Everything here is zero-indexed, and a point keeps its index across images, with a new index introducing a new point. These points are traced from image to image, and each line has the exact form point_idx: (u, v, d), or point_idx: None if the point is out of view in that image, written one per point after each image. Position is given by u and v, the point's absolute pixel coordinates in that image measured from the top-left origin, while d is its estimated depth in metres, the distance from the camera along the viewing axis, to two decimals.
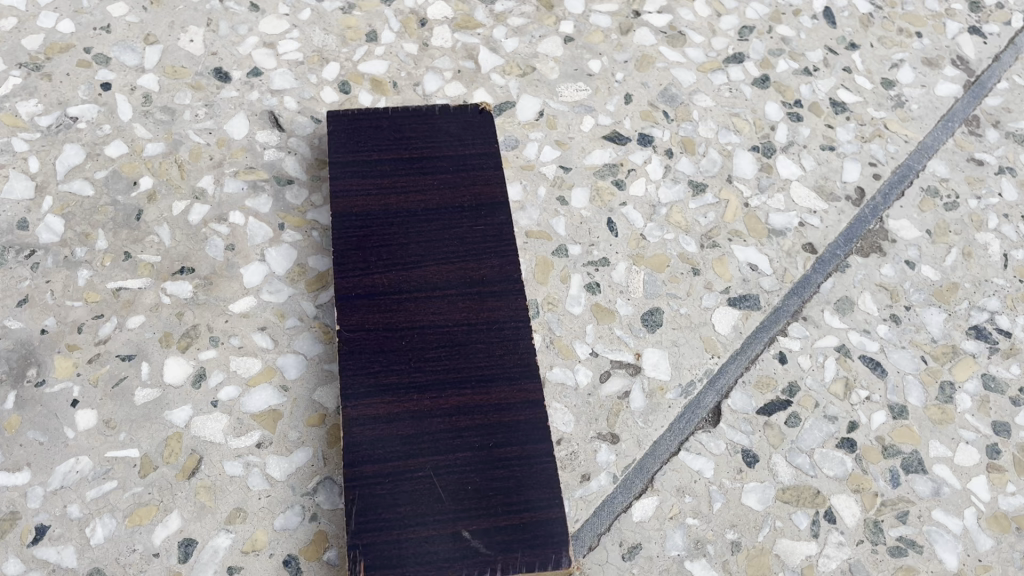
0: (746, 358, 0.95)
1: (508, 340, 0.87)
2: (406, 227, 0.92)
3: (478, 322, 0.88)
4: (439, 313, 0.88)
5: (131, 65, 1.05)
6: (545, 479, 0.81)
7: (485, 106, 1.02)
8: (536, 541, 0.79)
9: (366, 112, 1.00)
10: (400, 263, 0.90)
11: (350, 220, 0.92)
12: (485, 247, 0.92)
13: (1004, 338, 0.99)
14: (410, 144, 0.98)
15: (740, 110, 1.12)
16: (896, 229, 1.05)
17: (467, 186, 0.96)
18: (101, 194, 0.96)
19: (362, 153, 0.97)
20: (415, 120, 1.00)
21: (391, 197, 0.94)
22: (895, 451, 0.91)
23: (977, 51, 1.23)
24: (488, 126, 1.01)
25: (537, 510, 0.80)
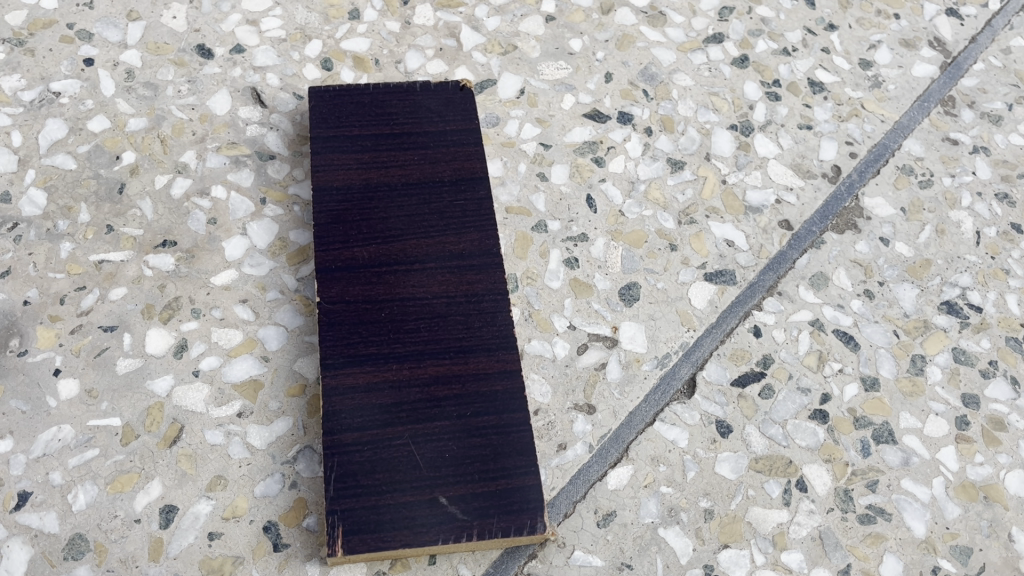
0: (721, 331, 0.96)
1: (486, 312, 0.89)
2: (386, 201, 0.93)
3: (458, 294, 0.89)
4: (419, 285, 0.89)
5: (113, 41, 1.06)
6: (521, 447, 0.83)
7: (465, 83, 1.03)
8: (513, 508, 0.80)
9: (348, 89, 1.01)
10: (381, 236, 0.91)
11: (331, 194, 0.93)
12: (465, 221, 0.94)
13: (975, 313, 1.01)
14: (392, 120, 0.99)
15: (719, 89, 1.14)
16: (871, 206, 1.07)
17: (447, 161, 0.97)
18: (83, 168, 0.97)
19: (344, 128, 0.98)
20: (396, 97, 1.01)
21: (372, 171, 0.95)
22: (866, 423, 0.93)
23: (954, 32, 1.24)
24: (469, 103, 1.02)
25: (513, 477, 0.81)
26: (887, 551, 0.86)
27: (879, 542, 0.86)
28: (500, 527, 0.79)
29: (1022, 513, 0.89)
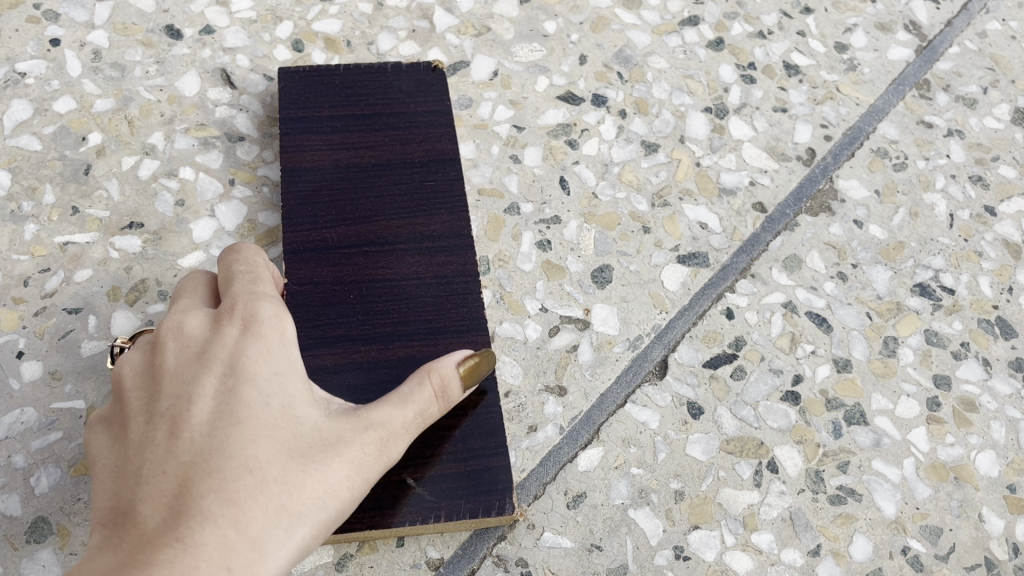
0: (694, 313, 0.96)
1: (457, 295, 0.88)
2: (357, 183, 0.93)
3: (428, 276, 0.88)
4: (390, 267, 0.88)
5: (80, 22, 1.04)
6: (490, 429, 0.82)
7: (437, 64, 1.03)
8: (481, 491, 0.79)
9: (318, 70, 1.00)
10: (351, 217, 0.91)
11: (300, 174, 0.92)
12: (435, 202, 0.93)
13: (948, 295, 1.01)
14: (363, 101, 0.99)
15: (693, 72, 1.13)
16: (846, 188, 1.07)
17: (419, 143, 0.97)
18: (48, 149, 0.95)
19: (314, 109, 0.98)
20: (367, 78, 1.01)
21: (342, 152, 0.94)
22: (837, 404, 0.92)
23: (930, 16, 1.24)
24: (440, 84, 1.02)
25: (482, 459, 0.80)
26: (857, 531, 0.86)
27: (849, 523, 0.86)
28: (468, 508, 0.78)
29: (992, 493, 0.89)
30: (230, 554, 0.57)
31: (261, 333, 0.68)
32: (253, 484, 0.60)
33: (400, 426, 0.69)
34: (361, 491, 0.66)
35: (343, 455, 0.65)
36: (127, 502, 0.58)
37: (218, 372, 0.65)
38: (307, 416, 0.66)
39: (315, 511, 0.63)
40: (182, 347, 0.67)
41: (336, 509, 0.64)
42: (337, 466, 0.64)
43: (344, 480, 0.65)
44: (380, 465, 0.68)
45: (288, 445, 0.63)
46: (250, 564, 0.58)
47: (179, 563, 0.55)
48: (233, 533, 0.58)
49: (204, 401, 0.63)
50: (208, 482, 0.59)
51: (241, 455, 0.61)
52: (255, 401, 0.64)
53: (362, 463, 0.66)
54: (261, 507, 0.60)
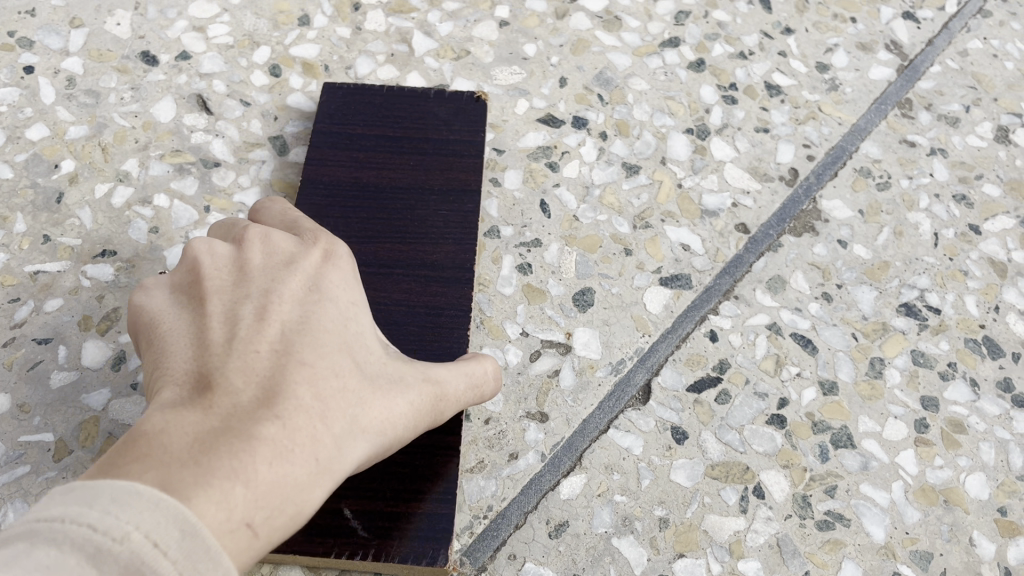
0: (677, 336, 0.95)
1: (444, 328, 0.85)
2: (368, 202, 0.93)
3: (420, 304, 0.86)
4: (382, 289, 0.87)
5: (55, 49, 1.03)
6: (441, 472, 0.79)
7: (481, 95, 1.04)
8: (417, 537, 0.76)
9: (363, 90, 1.03)
10: (353, 234, 0.90)
11: (315, 188, 0.93)
12: (445, 231, 0.92)
13: (934, 315, 0.99)
14: (398, 124, 1.00)
15: (674, 93, 1.12)
16: (829, 209, 1.06)
17: (442, 170, 0.96)
18: (20, 177, 0.94)
19: (348, 126, 0.99)
20: (407, 103, 1.02)
21: (364, 171, 0.95)
22: (824, 427, 0.91)
23: (911, 35, 1.24)
24: (480, 114, 1.02)
25: (424, 502, 0.78)
26: (845, 557, 0.84)
27: (837, 549, 0.84)
28: (399, 553, 0.75)
29: (983, 516, 0.87)
30: (316, 448, 0.51)
31: (341, 259, 0.64)
32: (338, 388, 0.55)
33: (449, 392, 0.67)
34: (410, 434, 0.62)
35: (404, 392, 0.61)
36: (215, 370, 0.52)
37: (303, 284, 0.60)
38: (377, 348, 0.62)
39: (379, 435, 0.58)
40: (268, 253, 0.62)
41: (394, 438, 0.60)
42: (401, 400, 0.60)
43: (405, 414, 0.61)
44: (431, 417, 0.65)
45: (363, 366, 0.59)
46: (331, 464, 0.53)
47: (277, 441, 0.49)
48: (319, 426, 0.52)
49: (291, 304, 0.58)
50: (301, 371, 0.54)
51: (331, 356, 0.56)
52: (336, 313, 0.60)
53: (419, 409, 0.62)
54: (343, 410, 0.55)
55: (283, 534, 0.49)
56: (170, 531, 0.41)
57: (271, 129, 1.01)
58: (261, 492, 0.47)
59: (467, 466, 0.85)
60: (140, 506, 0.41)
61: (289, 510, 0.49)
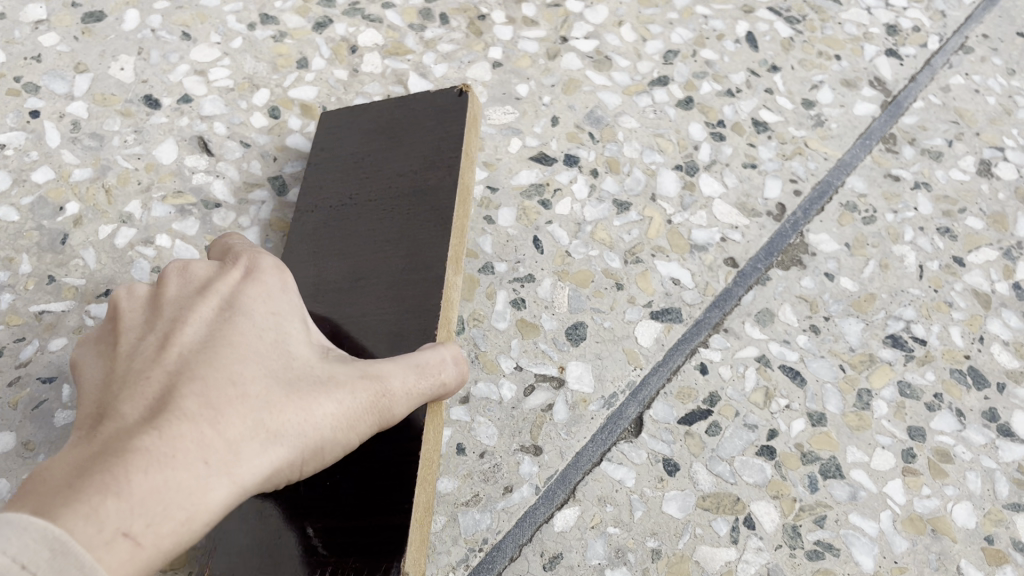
0: (668, 368, 0.97)
1: (412, 328, 0.83)
2: (354, 217, 0.94)
3: (393, 306, 0.85)
4: (357, 298, 0.86)
5: (60, 93, 1.06)
6: (402, 479, 0.75)
7: (463, 88, 1.02)
8: (374, 549, 0.72)
9: (355, 111, 1.05)
10: (339, 248, 0.91)
11: (309, 208, 0.96)
12: (420, 231, 0.90)
13: (920, 346, 1.01)
14: (384, 136, 1.01)
15: (663, 131, 1.15)
16: (816, 242, 1.08)
17: (422, 171, 0.96)
18: (26, 219, 0.97)
19: (340, 146, 1.02)
20: (394, 114, 1.03)
21: (351, 187, 0.97)
22: (813, 458, 0.92)
23: (894, 72, 1.27)
24: (462, 107, 1.01)
25: (383, 513, 0.74)
26: None
27: None
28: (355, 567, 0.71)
29: (971, 545, 0.89)
30: (208, 453, 0.55)
31: (261, 278, 0.70)
32: (236, 397, 0.59)
33: (400, 389, 0.68)
34: (347, 433, 0.65)
35: (329, 393, 0.64)
36: (122, 400, 0.58)
37: (215, 308, 0.66)
38: (298, 356, 0.66)
39: (296, 435, 0.61)
40: (186, 284, 0.68)
41: (321, 440, 0.63)
42: (321, 401, 0.64)
43: (333, 415, 0.64)
44: (370, 418, 0.67)
45: (273, 374, 0.63)
46: (231, 468, 0.56)
47: (161, 451, 0.54)
48: (212, 432, 0.57)
49: (198, 330, 0.64)
50: (193, 386, 0.58)
51: (230, 370, 0.61)
52: (247, 331, 0.65)
53: (351, 406, 0.65)
54: (239, 417, 0.59)
55: (183, 539, 0.53)
56: (39, 552, 0.45)
57: (270, 169, 1.04)
58: (133, 503, 0.51)
59: (463, 499, 0.87)
60: (7, 533, 0.44)
61: (180, 515, 0.52)
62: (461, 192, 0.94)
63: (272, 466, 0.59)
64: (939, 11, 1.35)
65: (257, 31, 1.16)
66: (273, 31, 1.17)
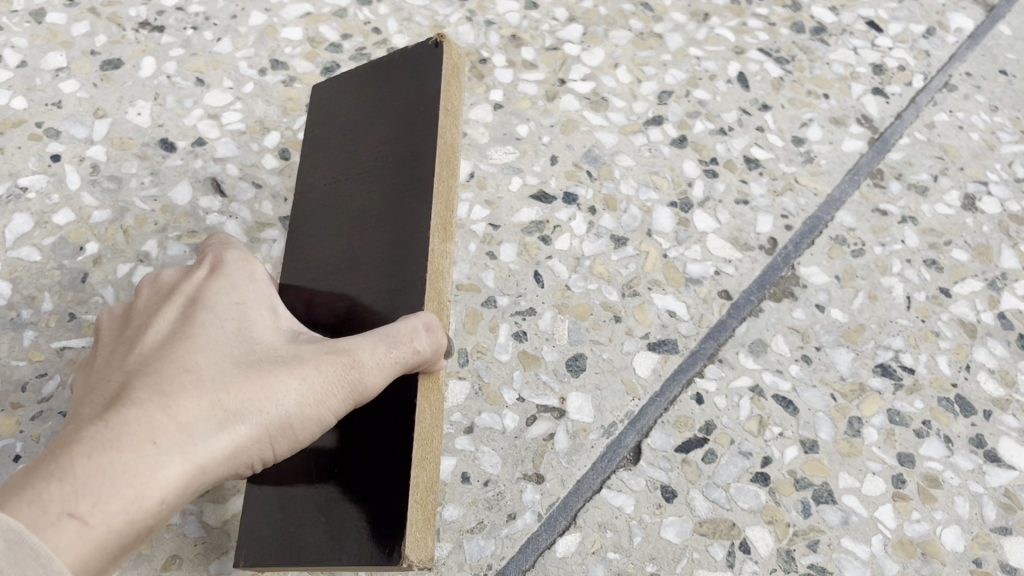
0: (665, 398, 1.00)
1: (405, 302, 0.83)
2: (349, 197, 0.94)
3: (387, 281, 0.86)
4: (358, 280, 0.88)
5: (80, 138, 1.11)
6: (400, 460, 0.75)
7: (438, 39, 0.99)
8: (376, 531, 0.73)
9: (342, 82, 1.05)
10: (338, 229, 0.93)
11: (310, 190, 0.98)
12: (406, 200, 0.90)
13: (909, 375, 1.05)
14: (371, 105, 1.00)
15: (659, 168, 1.20)
16: (807, 275, 1.12)
17: (407, 132, 0.94)
18: (48, 259, 1.01)
19: (331, 123, 1.02)
20: (378, 79, 1.02)
21: (344, 164, 0.97)
22: (806, 484, 0.96)
23: (881, 110, 1.31)
24: (438, 59, 0.98)
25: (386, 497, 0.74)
26: None
27: None
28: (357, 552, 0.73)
29: (959, 568, 0.92)
30: (159, 433, 0.62)
31: (227, 271, 0.77)
32: (190, 382, 0.66)
33: (368, 358, 0.72)
34: (313, 406, 0.70)
35: (290, 372, 0.70)
36: (92, 398, 0.67)
37: (181, 306, 0.74)
38: (261, 341, 0.73)
39: (253, 413, 0.67)
40: (156, 291, 0.77)
41: (285, 415, 0.69)
42: (281, 379, 0.69)
43: (294, 391, 0.69)
44: (339, 391, 0.71)
45: (230, 359, 0.69)
46: (183, 445, 0.63)
47: (113, 434, 0.60)
48: (163, 415, 0.63)
49: (163, 329, 0.72)
50: (148, 378, 0.66)
51: (186, 360, 0.68)
52: (207, 326, 0.72)
53: (315, 381, 0.71)
54: (193, 400, 0.65)
55: (139, 513, 0.59)
56: None
57: (281, 209, 1.08)
58: (82, 484, 0.57)
59: (469, 526, 0.90)
60: None
61: (132, 492, 0.58)
62: (444, 152, 0.93)
63: (231, 443, 0.66)
64: (924, 50, 1.40)
65: (268, 76, 1.21)
66: (283, 75, 1.21)
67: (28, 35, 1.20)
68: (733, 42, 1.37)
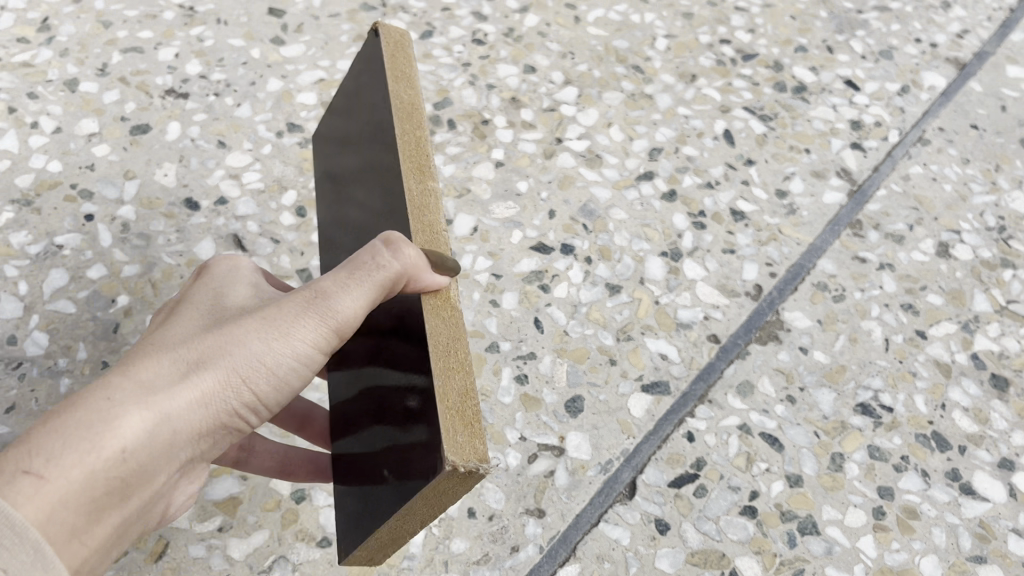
0: (658, 437, 1.07)
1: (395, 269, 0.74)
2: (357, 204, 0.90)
3: None
4: None
5: (111, 199, 1.19)
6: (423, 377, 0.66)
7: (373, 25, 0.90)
8: (427, 451, 0.62)
9: (336, 108, 1.04)
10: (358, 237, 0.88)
11: (339, 217, 0.96)
12: (383, 175, 0.81)
13: (887, 413, 1.12)
14: (353, 112, 0.96)
15: (650, 221, 1.28)
16: (791, 319, 1.20)
17: (372, 115, 0.87)
18: (82, 311, 1.08)
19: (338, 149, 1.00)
20: (350, 88, 0.97)
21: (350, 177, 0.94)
22: (791, 516, 1.02)
23: (859, 163, 1.40)
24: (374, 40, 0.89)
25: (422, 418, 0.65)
26: None
27: None
28: (414, 485, 0.63)
29: None
30: (112, 381, 0.59)
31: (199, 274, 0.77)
32: (150, 347, 0.64)
33: (331, 285, 0.69)
34: (288, 345, 0.67)
35: (253, 318, 0.67)
36: None
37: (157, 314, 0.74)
38: (229, 310, 0.71)
39: (221, 357, 0.64)
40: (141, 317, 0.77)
41: (257, 356, 0.66)
42: (245, 325, 0.67)
43: (260, 332, 0.67)
44: (309, 323, 0.68)
45: (196, 327, 0.68)
46: (142, 390, 0.60)
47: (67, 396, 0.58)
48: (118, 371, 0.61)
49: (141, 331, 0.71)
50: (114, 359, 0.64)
51: (152, 338, 0.66)
52: (180, 313, 0.71)
53: (281, 321, 0.68)
54: (152, 356, 0.63)
55: (100, 459, 0.56)
56: None
57: (298, 263, 1.16)
58: (31, 442, 0.55)
59: (475, 558, 0.96)
60: None
61: (86, 441, 0.56)
62: (403, 110, 0.81)
63: (199, 389, 0.62)
64: (899, 107, 1.49)
65: (284, 138, 1.30)
66: (299, 138, 1.30)
67: (63, 102, 1.29)
68: (719, 101, 1.46)
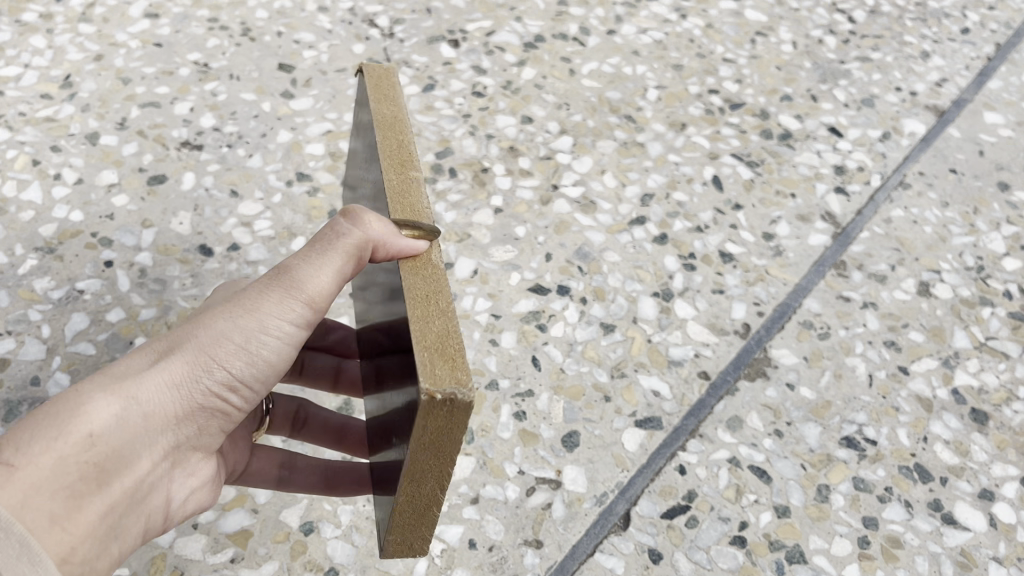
0: (651, 470, 1.11)
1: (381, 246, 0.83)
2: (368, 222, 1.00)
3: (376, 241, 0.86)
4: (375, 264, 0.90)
5: (130, 246, 1.26)
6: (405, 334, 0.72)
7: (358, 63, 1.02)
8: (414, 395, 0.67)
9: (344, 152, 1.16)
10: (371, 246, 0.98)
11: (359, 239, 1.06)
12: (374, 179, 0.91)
13: (871, 446, 1.16)
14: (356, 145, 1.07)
15: (642, 263, 1.34)
16: (778, 356, 1.25)
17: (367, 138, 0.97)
18: (101, 353, 1.14)
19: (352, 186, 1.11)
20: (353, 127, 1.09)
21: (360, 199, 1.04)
22: (779, 545, 1.06)
23: (843, 207, 1.46)
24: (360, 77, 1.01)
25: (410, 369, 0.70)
26: None
27: None
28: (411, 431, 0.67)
29: None
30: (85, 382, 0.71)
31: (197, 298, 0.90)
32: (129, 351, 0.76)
33: (293, 265, 0.79)
34: (253, 322, 0.77)
35: (221, 306, 0.77)
36: None
37: None
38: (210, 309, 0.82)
39: (188, 346, 0.74)
40: None
41: (223, 336, 0.76)
42: (212, 313, 0.77)
43: (222, 318, 0.76)
44: (274, 300, 0.78)
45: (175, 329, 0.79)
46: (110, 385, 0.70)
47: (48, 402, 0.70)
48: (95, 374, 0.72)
49: None
50: None
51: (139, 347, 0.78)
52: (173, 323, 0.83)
53: (244, 303, 0.77)
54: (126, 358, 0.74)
55: (71, 444, 0.67)
56: None
57: None
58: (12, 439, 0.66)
59: None
60: None
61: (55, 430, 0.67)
62: (384, 120, 0.91)
63: (168, 373, 0.73)
64: (881, 152, 1.56)
65: (294, 187, 1.37)
66: (308, 187, 1.37)
67: (84, 155, 1.36)
68: (708, 148, 1.53)
